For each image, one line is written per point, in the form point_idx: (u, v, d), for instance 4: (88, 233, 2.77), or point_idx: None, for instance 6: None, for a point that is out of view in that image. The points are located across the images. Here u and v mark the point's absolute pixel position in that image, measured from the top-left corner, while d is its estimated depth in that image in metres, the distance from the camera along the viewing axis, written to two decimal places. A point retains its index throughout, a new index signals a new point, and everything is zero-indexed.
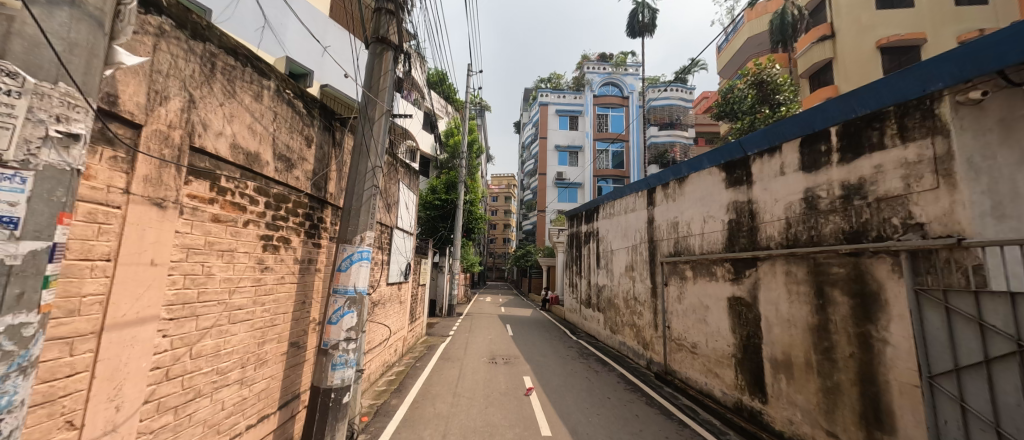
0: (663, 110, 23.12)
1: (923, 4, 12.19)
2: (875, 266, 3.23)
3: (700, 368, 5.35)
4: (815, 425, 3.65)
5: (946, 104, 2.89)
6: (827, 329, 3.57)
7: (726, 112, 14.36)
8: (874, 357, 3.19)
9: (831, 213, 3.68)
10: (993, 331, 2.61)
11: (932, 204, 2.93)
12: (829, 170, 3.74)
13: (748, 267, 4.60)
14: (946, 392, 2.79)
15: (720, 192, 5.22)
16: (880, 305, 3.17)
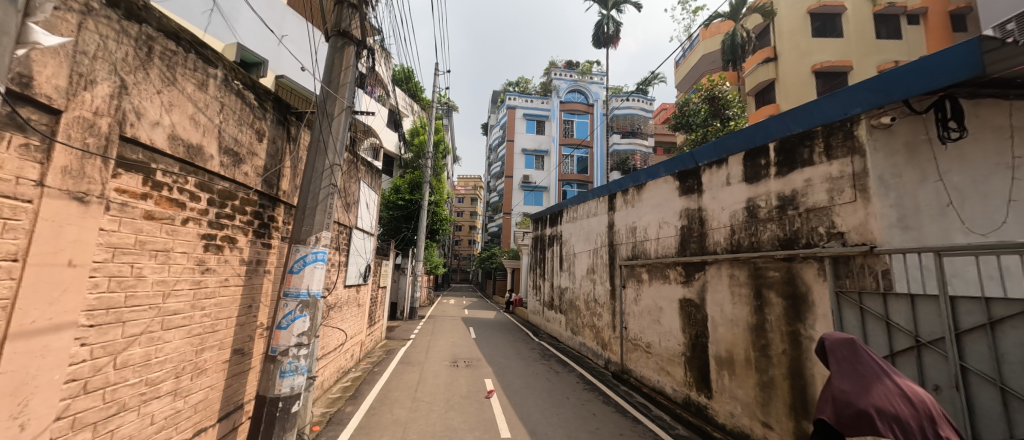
0: (625, 118, 23.85)
1: (852, 35, 13.75)
2: (804, 270, 3.46)
3: (654, 366, 5.51)
4: (752, 416, 3.85)
5: (863, 127, 3.18)
6: (763, 327, 3.80)
7: (681, 124, 14.94)
8: (802, 352, 3.42)
9: (768, 221, 3.92)
10: (896, 328, 2.83)
11: (851, 215, 3.18)
12: (768, 182, 3.98)
13: (696, 271, 4.81)
14: None
15: (673, 200, 5.44)
16: (808, 306, 3.40)
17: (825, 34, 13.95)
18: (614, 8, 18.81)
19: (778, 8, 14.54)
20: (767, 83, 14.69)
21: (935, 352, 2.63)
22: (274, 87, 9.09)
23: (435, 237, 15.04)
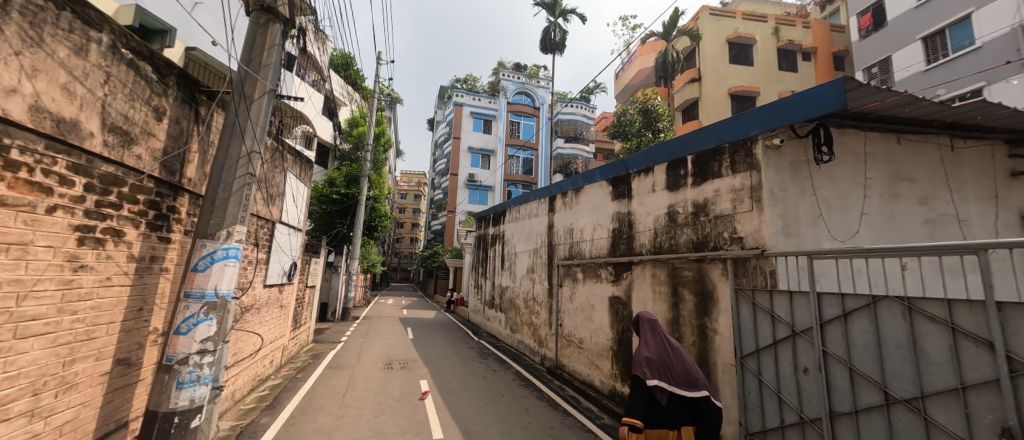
0: (568, 124, 24.50)
1: (759, 65, 16.01)
2: (711, 270, 3.75)
3: (585, 361, 5.68)
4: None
5: (759, 146, 3.50)
6: (678, 322, 4.08)
7: (617, 132, 15.63)
8: (708, 343, 3.72)
9: (685, 226, 4.19)
10: (778, 320, 3.08)
11: (748, 223, 3.50)
12: (686, 190, 4.26)
13: (623, 270, 5.05)
14: (750, 368, 3.28)
15: (606, 203, 5.66)
16: (713, 302, 3.70)
17: (740, 62, 16.13)
18: (561, 16, 19.27)
19: (703, 33, 16.20)
20: (693, 100, 16.43)
21: (805, 340, 2.88)
22: (183, 60, 8.35)
23: (373, 235, 14.41)
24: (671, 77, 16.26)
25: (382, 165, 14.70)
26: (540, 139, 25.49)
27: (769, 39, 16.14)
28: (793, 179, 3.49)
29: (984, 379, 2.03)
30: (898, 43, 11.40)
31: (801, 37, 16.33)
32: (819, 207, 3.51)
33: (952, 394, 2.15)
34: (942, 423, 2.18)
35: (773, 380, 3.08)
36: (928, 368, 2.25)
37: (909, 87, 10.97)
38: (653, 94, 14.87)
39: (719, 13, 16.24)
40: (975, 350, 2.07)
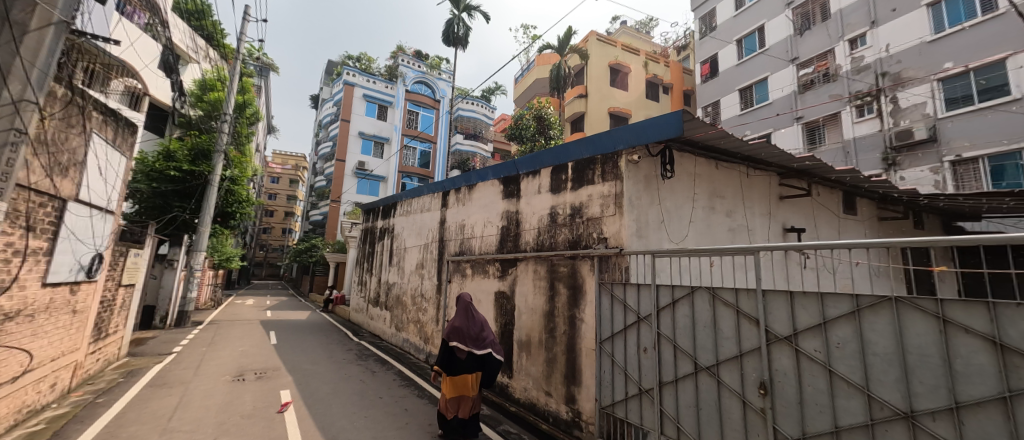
0: (468, 120, 24.50)
1: (633, 90, 18.24)
2: (581, 266, 4.15)
3: None
4: (539, 387, 4.47)
5: (623, 161, 4.01)
6: (552, 314, 4.42)
7: (513, 136, 16.14)
8: (576, 330, 4.09)
9: (563, 226, 4.55)
10: (628, 309, 3.53)
11: (611, 226, 3.96)
12: (565, 195, 4.62)
13: (508, 265, 5.27)
14: (606, 352, 3.69)
15: (496, 200, 5.81)
16: (582, 293, 4.08)
17: (619, 85, 18.11)
18: (465, 11, 19.02)
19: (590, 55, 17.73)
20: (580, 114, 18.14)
21: (646, 324, 3.36)
22: None
23: (229, 223, 12.35)
24: (565, 89, 17.05)
25: (246, 141, 12.60)
26: (439, 134, 25.04)
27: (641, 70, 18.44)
28: (645, 190, 4.09)
29: (752, 347, 2.64)
30: (723, 90, 17.00)
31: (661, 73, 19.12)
32: (660, 215, 4.20)
33: (734, 360, 2.73)
34: (729, 383, 2.76)
35: (621, 359, 3.53)
36: (720, 342, 2.82)
37: (729, 122, 16.50)
38: (546, 102, 15.55)
39: (603, 40, 17.97)
40: (749, 328, 2.67)
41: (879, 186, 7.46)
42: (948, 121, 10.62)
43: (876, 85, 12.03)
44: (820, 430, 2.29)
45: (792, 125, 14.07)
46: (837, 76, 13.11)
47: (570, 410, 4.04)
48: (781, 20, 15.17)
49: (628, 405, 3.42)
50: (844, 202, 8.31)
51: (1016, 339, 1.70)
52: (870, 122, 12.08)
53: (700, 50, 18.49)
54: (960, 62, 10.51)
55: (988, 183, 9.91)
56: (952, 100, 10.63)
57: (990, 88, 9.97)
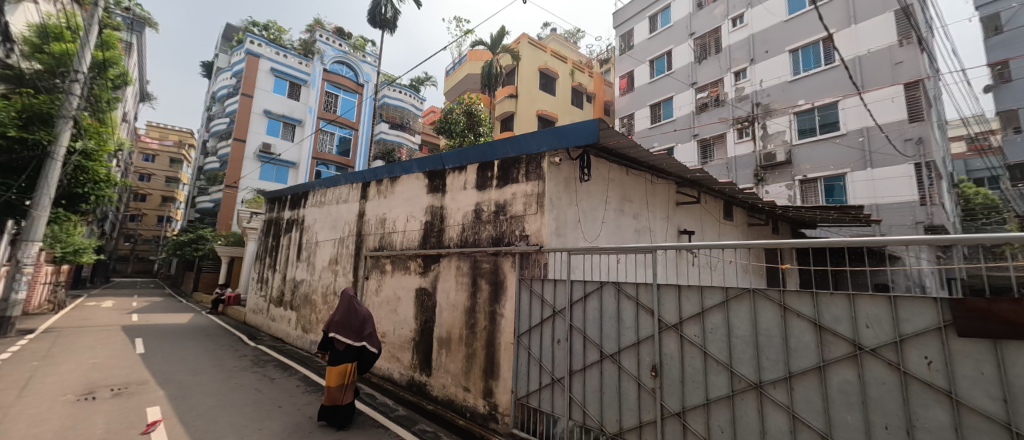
0: (394, 109, 24.09)
1: (560, 95, 19.75)
2: (503, 261, 4.83)
3: (386, 356, 6.37)
4: (458, 384, 5.05)
5: (547, 161, 4.81)
6: (473, 309, 5.06)
7: (443, 131, 16.54)
8: (495, 326, 4.74)
9: (487, 223, 5.24)
10: (545, 303, 4.24)
11: (533, 223, 4.72)
12: (490, 191, 5.30)
13: (431, 262, 5.81)
14: (524, 344, 4.37)
15: (423, 199, 6.29)
16: (502, 289, 4.76)
17: (546, 90, 19.45)
18: None
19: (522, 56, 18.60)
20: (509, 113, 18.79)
21: (561, 318, 4.06)
22: None
23: (79, 207, 11.01)
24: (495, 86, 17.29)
25: (108, 109, 11.11)
26: (362, 121, 24.32)
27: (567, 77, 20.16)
28: (564, 191, 4.96)
29: (647, 334, 3.36)
30: (638, 104, 19.29)
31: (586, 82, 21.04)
32: (577, 215, 5.16)
33: (633, 347, 3.43)
34: (628, 367, 3.46)
35: (538, 351, 4.23)
36: (623, 331, 3.53)
37: (641, 133, 18.83)
38: (477, 100, 16.40)
39: (534, 44, 19.01)
40: (649, 319, 3.35)
41: (746, 198, 9.34)
42: (800, 147, 13.80)
43: (752, 112, 15.04)
44: (694, 402, 3.02)
45: (691, 141, 16.83)
46: (725, 101, 16.00)
47: (488, 404, 4.65)
48: (685, 48, 17.85)
49: (541, 395, 4.11)
50: (724, 209, 10.15)
51: (829, 321, 2.49)
52: (747, 144, 15.08)
53: (619, 65, 20.69)
54: (809, 100, 13.71)
55: (823, 197, 13.25)
56: (803, 130, 13.83)
57: (828, 124, 13.33)
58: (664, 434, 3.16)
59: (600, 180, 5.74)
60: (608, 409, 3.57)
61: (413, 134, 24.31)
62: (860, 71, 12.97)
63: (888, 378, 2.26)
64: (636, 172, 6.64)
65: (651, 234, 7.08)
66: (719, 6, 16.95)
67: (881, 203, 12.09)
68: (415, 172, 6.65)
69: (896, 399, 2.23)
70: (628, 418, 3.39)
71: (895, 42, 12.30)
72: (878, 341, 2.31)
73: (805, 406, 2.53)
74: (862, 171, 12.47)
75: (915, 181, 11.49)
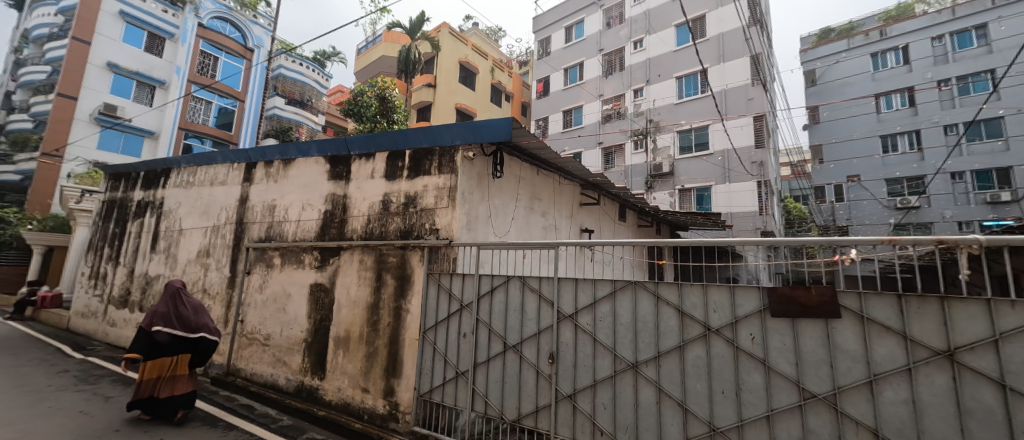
0: (293, 83, 21.68)
1: (479, 91, 20.15)
2: (411, 255, 5.41)
3: (268, 360, 6.59)
4: (355, 386, 5.44)
5: (459, 157, 5.40)
6: (377, 306, 5.55)
7: (352, 113, 15.49)
8: (400, 321, 5.26)
9: (395, 214, 5.80)
10: (453, 297, 4.88)
11: (443, 217, 5.34)
12: (401, 182, 5.91)
13: (332, 255, 6.26)
14: (430, 339, 4.95)
15: (332, 192, 6.62)
16: (409, 284, 5.31)
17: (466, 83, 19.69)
18: None
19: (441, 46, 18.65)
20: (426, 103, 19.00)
21: (468, 311, 4.73)
22: None
23: None
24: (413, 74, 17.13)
25: None
26: (248, 93, 21.09)
27: (487, 74, 20.62)
28: (477, 187, 5.66)
29: (547, 324, 4.07)
30: (551, 109, 20.95)
31: (505, 81, 22.01)
32: (488, 210, 5.99)
33: (535, 337, 4.13)
34: (528, 356, 4.16)
35: (443, 346, 4.83)
36: (526, 321, 4.23)
37: (554, 136, 20.44)
38: (391, 85, 15.77)
39: (455, 35, 19.12)
40: (551, 311, 4.04)
41: (638, 203, 10.82)
42: (681, 161, 16.34)
43: (645, 127, 17.34)
44: (583, 384, 3.71)
45: (596, 148, 18.87)
46: (625, 115, 18.17)
47: (388, 404, 5.10)
48: (595, 61, 19.89)
49: (445, 390, 4.71)
50: (619, 212, 11.58)
51: (688, 307, 3.26)
52: (642, 155, 17.34)
53: (537, 69, 22.20)
54: (689, 122, 16.32)
55: (694, 204, 15.89)
56: (683, 147, 16.40)
57: (701, 144, 16.04)
58: (558, 415, 3.82)
59: (511, 178, 6.78)
60: (509, 398, 4.23)
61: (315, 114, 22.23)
62: (724, 102, 15.79)
63: (724, 353, 3.06)
64: (546, 174, 8.02)
65: (556, 232, 8.45)
66: (624, 28, 19.12)
67: (734, 212, 14.92)
68: (317, 157, 7.00)
69: (728, 368, 3.04)
70: (526, 404, 4.06)
71: (749, 82, 15.29)
72: (721, 322, 3.11)
73: (666, 380, 3.28)
74: (723, 185, 15.29)
75: (757, 195, 14.50)
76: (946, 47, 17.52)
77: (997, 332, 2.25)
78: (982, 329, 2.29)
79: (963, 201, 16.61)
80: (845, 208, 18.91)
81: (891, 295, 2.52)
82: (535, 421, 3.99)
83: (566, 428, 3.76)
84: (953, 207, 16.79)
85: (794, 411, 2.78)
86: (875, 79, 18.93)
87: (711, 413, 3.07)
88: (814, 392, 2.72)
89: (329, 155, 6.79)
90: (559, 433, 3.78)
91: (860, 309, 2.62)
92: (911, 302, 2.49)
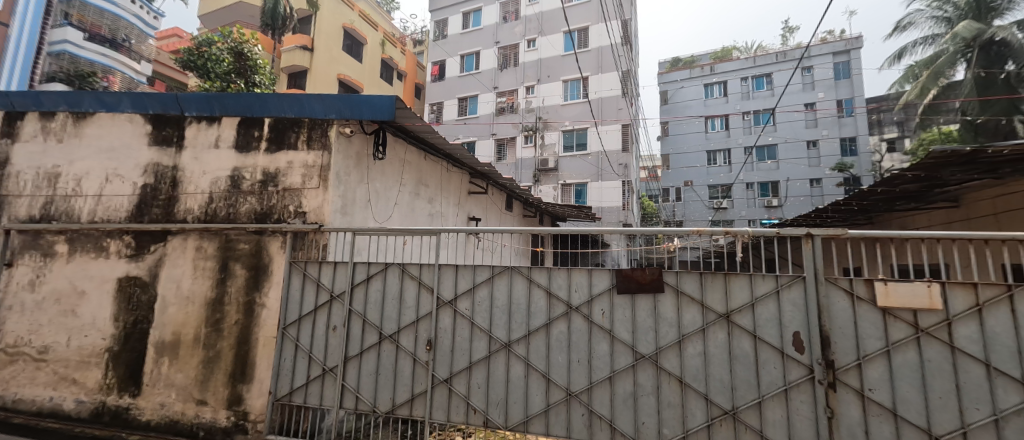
0: (96, 14, 16.11)
1: (366, 65, 20.25)
2: (270, 242, 5.01)
3: (45, 381, 5.17)
4: (187, 399, 4.85)
5: (334, 131, 5.31)
6: (221, 302, 4.99)
7: (195, 66, 12.67)
8: (253, 319, 4.88)
9: (249, 194, 5.30)
10: (322, 287, 4.73)
11: (313, 199, 5.18)
12: (256, 157, 5.39)
13: (156, 242, 5.26)
14: (289, 335, 4.73)
15: (162, 164, 5.53)
16: (267, 274, 4.92)
17: (352, 53, 19.59)
18: None
19: (322, 7, 17.96)
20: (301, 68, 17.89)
21: (339, 301, 4.64)
22: None
23: None
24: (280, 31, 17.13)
25: None
26: (17, 17, 14.79)
27: (376, 46, 20.89)
28: (354, 168, 5.65)
29: (426, 312, 4.38)
30: (445, 96, 20.63)
31: (397, 58, 22.62)
32: (367, 194, 5.93)
33: (412, 325, 4.40)
34: (403, 344, 4.40)
35: (308, 343, 4.66)
36: (404, 311, 4.45)
37: (449, 122, 20.18)
38: (251, 39, 13.23)
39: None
40: (430, 298, 4.37)
41: (523, 195, 10.99)
42: (565, 158, 17.54)
43: (535, 123, 18.12)
44: (460, 367, 4.20)
45: (489, 138, 18.98)
46: (518, 109, 18.74)
47: (234, 415, 4.71)
48: (491, 53, 19.97)
49: (309, 390, 4.56)
50: (505, 202, 11.68)
51: (555, 288, 4.04)
52: (531, 150, 18.11)
53: (432, 52, 21.58)
54: (572, 123, 17.57)
55: (574, 198, 17.20)
56: (566, 146, 17.65)
57: (581, 144, 17.44)
58: (432, 401, 4.21)
59: (395, 160, 6.61)
60: (382, 390, 4.40)
61: (139, 62, 17.44)
62: (599, 110, 17.21)
63: (581, 327, 3.93)
64: (433, 159, 7.79)
65: (443, 219, 8.20)
66: (519, 25, 19.57)
67: (603, 206, 16.57)
68: (134, 115, 5.63)
69: (584, 340, 3.91)
70: (399, 394, 4.32)
71: (619, 93, 16.88)
72: (580, 300, 3.97)
73: (534, 355, 4.02)
74: (596, 183, 16.86)
75: (621, 191, 16.37)
76: (748, 87, 22.37)
77: (754, 297, 3.52)
78: (746, 296, 3.54)
79: (752, 204, 21.60)
80: (679, 208, 23.15)
81: (696, 272, 3.66)
82: (409, 409, 4.31)
83: (441, 412, 4.18)
84: (747, 209, 21.69)
85: (627, 371, 3.75)
86: (705, 104, 23.11)
87: (568, 380, 3.89)
88: (643, 353, 3.73)
89: (153, 114, 5.61)
90: (432, 417, 4.18)
91: (676, 283, 3.72)
92: (708, 278, 3.64)
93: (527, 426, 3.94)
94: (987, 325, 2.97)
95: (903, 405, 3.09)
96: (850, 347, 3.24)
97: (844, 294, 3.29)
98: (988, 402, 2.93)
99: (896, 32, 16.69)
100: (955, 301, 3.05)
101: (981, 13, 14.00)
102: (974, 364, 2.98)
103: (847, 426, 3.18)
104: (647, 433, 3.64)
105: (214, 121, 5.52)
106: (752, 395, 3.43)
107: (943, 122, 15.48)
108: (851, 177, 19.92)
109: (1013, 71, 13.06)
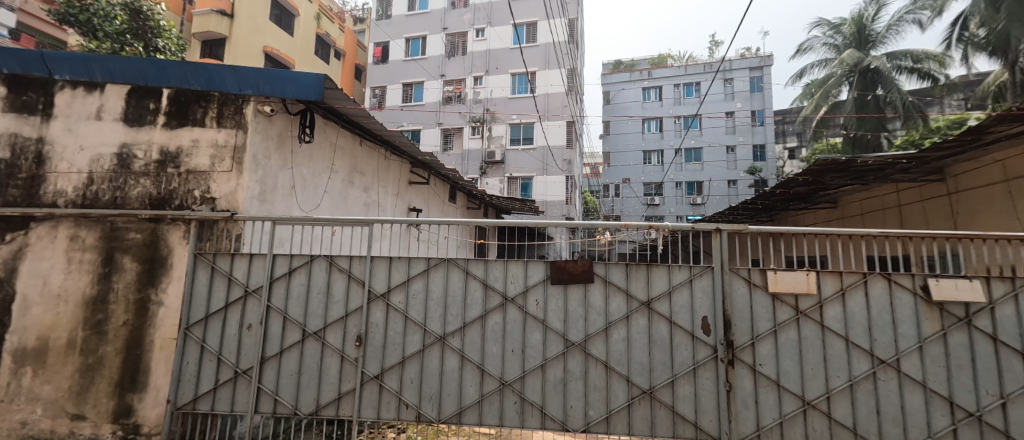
0: None
1: (297, 39, 18.21)
2: (169, 231, 4.03)
3: None
4: (57, 415, 3.83)
5: (251, 108, 4.43)
6: (104, 302, 3.95)
7: (75, 19, 10.08)
8: (147, 319, 3.93)
9: (142, 177, 4.25)
10: (233, 282, 3.93)
11: (225, 184, 4.29)
12: (152, 129, 4.32)
13: (14, 230, 4.05)
14: (193, 336, 3.89)
15: (21, 135, 4.23)
16: (165, 268, 3.98)
17: (280, 25, 17.52)
18: None
19: None
20: (216, 36, 15.44)
21: (254, 297, 3.90)
22: None
23: None
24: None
25: None
26: None
27: (309, 20, 18.94)
28: (276, 150, 4.77)
29: (356, 306, 3.82)
30: (389, 80, 19.22)
31: (334, 34, 20.69)
32: (292, 179, 5.04)
33: (339, 319, 3.81)
34: (328, 341, 3.80)
35: (216, 344, 3.87)
36: (331, 305, 3.84)
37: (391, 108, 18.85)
38: None
39: None
40: (361, 291, 3.81)
41: (467, 186, 10.31)
42: (511, 151, 17.12)
43: (482, 115, 17.50)
44: (392, 362, 3.73)
45: (435, 127, 18.04)
46: (465, 100, 18.00)
47: (121, 429, 3.80)
48: (438, 39, 18.91)
49: (218, 395, 3.81)
50: (449, 193, 10.98)
51: (488, 277, 3.77)
52: (477, 141, 17.47)
53: (373, 32, 19.93)
54: (519, 117, 17.20)
55: (519, 191, 16.95)
56: (512, 139, 17.22)
57: (528, 138, 17.09)
58: (362, 399, 3.72)
59: (325, 145, 5.66)
60: (305, 390, 3.78)
61: None
62: (544, 105, 16.93)
63: (516, 318, 3.71)
64: (371, 145, 6.86)
65: (380, 209, 7.30)
66: (467, 13, 18.65)
67: (547, 200, 16.51)
68: None
69: (517, 330, 3.70)
70: (324, 394, 3.75)
71: (563, 90, 16.76)
72: (516, 291, 3.74)
73: (469, 348, 3.70)
74: (541, 177, 16.70)
75: (565, 186, 16.45)
76: (680, 93, 23.35)
77: (671, 285, 3.59)
78: (665, 284, 3.60)
79: (680, 201, 22.72)
80: (617, 204, 23.90)
81: (622, 263, 3.62)
82: (335, 410, 3.75)
83: (371, 409, 3.70)
84: (675, 206, 22.80)
85: (559, 358, 3.63)
86: (643, 107, 23.84)
87: (502, 370, 3.66)
88: (574, 341, 3.63)
89: (6, 73, 4.24)
90: (362, 416, 3.69)
91: (605, 274, 3.67)
92: (633, 268, 3.64)
93: (460, 418, 3.64)
94: (848, 307, 3.38)
95: (784, 377, 3.38)
96: (746, 328, 3.46)
97: (744, 282, 3.51)
98: (846, 369, 3.33)
99: (798, 55, 18.21)
100: (826, 285, 3.42)
101: (862, 44, 15.50)
102: (836, 338, 3.37)
103: (741, 396, 3.41)
104: (575, 416, 3.56)
105: (95, 88, 4.32)
106: (666, 374, 3.51)
107: (830, 135, 17.25)
108: (760, 180, 21.38)
109: (881, 94, 14.42)
